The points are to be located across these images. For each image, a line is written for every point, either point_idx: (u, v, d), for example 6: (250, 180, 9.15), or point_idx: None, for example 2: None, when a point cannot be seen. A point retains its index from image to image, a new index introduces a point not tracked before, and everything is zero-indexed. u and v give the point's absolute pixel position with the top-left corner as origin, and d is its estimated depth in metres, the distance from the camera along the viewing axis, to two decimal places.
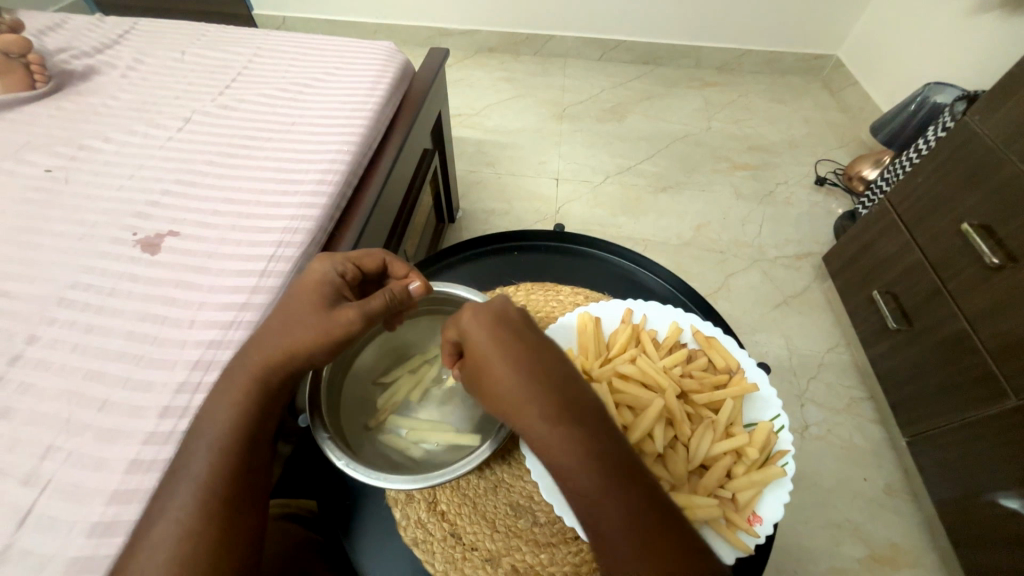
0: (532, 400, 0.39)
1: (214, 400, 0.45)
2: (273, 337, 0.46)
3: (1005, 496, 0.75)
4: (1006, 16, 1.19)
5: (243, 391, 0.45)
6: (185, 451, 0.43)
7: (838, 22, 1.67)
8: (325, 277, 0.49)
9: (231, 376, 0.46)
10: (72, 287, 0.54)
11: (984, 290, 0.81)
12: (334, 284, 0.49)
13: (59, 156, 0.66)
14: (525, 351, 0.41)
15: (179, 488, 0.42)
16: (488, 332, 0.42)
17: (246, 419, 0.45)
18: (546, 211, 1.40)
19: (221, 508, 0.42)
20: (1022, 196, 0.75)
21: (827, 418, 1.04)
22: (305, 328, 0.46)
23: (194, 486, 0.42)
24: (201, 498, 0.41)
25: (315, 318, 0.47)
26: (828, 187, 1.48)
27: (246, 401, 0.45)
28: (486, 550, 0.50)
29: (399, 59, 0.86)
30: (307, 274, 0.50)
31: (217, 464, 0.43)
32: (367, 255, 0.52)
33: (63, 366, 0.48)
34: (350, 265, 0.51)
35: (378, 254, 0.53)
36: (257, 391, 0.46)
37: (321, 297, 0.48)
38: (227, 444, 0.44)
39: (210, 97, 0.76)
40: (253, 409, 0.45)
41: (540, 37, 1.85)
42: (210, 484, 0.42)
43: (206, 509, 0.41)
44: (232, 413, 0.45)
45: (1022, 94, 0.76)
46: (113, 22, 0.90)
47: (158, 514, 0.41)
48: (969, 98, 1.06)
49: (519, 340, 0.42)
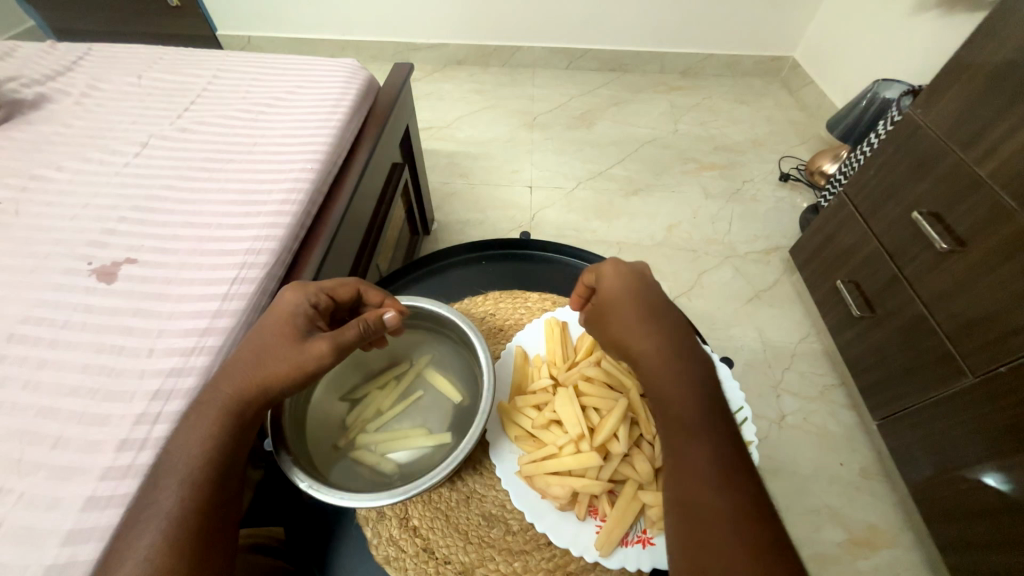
0: (650, 337, 0.48)
1: (184, 433, 0.44)
2: (246, 368, 0.46)
3: (972, 471, 0.78)
4: (943, 14, 1.26)
5: (217, 421, 0.44)
6: (154, 487, 0.42)
7: (792, 24, 1.74)
8: (298, 308, 0.49)
9: (201, 406, 0.45)
10: (24, 321, 0.52)
11: (937, 274, 0.84)
12: (306, 315, 0.49)
13: (8, 188, 0.64)
14: (651, 307, 0.50)
15: (146, 526, 0.40)
16: (627, 287, 0.50)
17: (219, 451, 0.44)
18: (521, 219, 1.41)
19: (193, 545, 0.40)
20: (965, 183, 0.79)
21: (801, 407, 1.07)
22: (277, 360, 0.46)
23: (164, 523, 0.40)
24: (170, 535, 0.39)
25: (287, 351, 0.46)
26: (792, 182, 1.53)
27: (220, 433, 0.44)
28: (460, 562, 0.49)
29: (363, 76, 0.86)
30: (280, 302, 0.49)
31: (187, 499, 0.41)
32: (340, 284, 0.52)
33: (14, 405, 0.46)
34: (324, 295, 0.51)
35: (351, 282, 0.52)
36: (230, 420, 0.45)
37: (292, 328, 0.47)
38: (199, 477, 0.42)
39: (168, 121, 0.75)
40: (227, 439, 0.44)
41: (508, 49, 1.88)
42: (179, 522, 0.40)
43: (177, 546, 0.39)
44: (203, 446, 0.43)
45: (959, 87, 0.81)
46: (65, 48, 0.88)
47: (125, 556, 0.39)
48: (914, 93, 1.12)
49: (652, 300, 0.50)
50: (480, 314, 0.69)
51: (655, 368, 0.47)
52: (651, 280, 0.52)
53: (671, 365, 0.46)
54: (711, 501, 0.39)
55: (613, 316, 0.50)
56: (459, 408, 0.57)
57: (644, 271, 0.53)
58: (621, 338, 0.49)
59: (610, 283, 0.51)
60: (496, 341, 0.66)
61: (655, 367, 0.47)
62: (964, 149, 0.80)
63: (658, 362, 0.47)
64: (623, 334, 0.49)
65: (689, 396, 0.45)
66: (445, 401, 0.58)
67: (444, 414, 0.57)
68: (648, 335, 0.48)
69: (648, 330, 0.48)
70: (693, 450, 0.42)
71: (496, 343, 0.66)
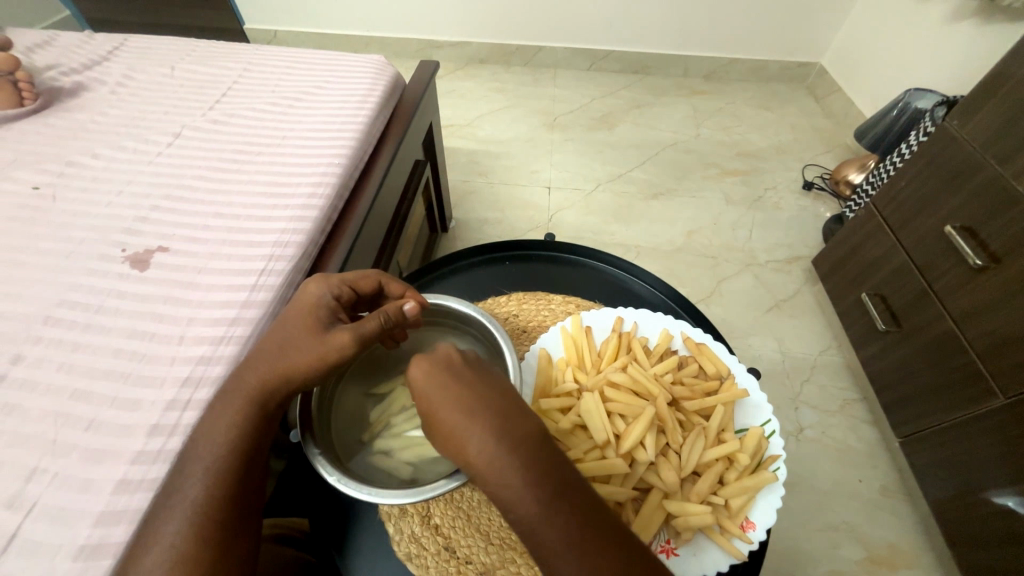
0: (473, 443, 0.37)
1: (210, 422, 0.45)
2: (271, 358, 0.46)
3: (1000, 494, 0.76)
4: (981, 23, 1.23)
5: (243, 411, 0.45)
6: (181, 473, 0.43)
7: (821, 30, 1.71)
8: (323, 299, 0.49)
9: (226, 396, 0.45)
10: (59, 305, 0.53)
11: (969, 291, 0.82)
12: (329, 306, 0.49)
13: (47, 173, 0.66)
14: (472, 402, 0.39)
15: (173, 512, 0.41)
16: (435, 386, 0.40)
17: (243, 439, 0.44)
18: (539, 220, 1.41)
19: (219, 533, 0.40)
20: (1002, 198, 0.77)
21: (821, 420, 1.05)
22: (301, 351, 0.46)
23: (190, 510, 0.41)
24: (196, 522, 0.40)
25: (311, 341, 0.46)
26: (816, 191, 1.50)
27: (245, 420, 0.44)
28: (481, 563, 0.49)
29: (391, 72, 0.87)
30: (305, 292, 0.50)
31: (212, 487, 0.42)
32: (363, 276, 0.52)
33: (49, 386, 0.48)
34: (346, 287, 0.51)
35: (373, 275, 0.52)
36: (255, 411, 0.45)
37: (317, 320, 0.47)
38: (224, 466, 0.43)
39: (199, 112, 0.76)
40: (252, 429, 0.45)
41: (530, 48, 1.87)
42: (205, 509, 0.41)
43: (203, 532, 0.40)
44: (228, 434, 0.44)
45: (999, 98, 0.78)
46: (102, 38, 0.90)
47: (153, 540, 0.39)
48: (949, 103, 1.09)
49: (471, 390, 0.40)
50: (505, 314, 0.68)
51: (498, 485, 0.37)
52: (457, 360, 0.42)
53: (508, 475, 0.36)
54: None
55: (438, 420, 0.39)
56: None
57: (449, 354, 0.43)
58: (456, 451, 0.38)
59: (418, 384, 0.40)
60: (519, 343, 0.66)
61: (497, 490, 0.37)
62: (1001, 164, 0.78)
63: (496, 470, 0.36)
64: (455, 446, 0.38)
65: (544, 513, 0.35)
66: None
67: None
68: (480, 447, 0.37)
69: (478, 439, 0.37)
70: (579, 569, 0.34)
71: (521, 344, 0.65)
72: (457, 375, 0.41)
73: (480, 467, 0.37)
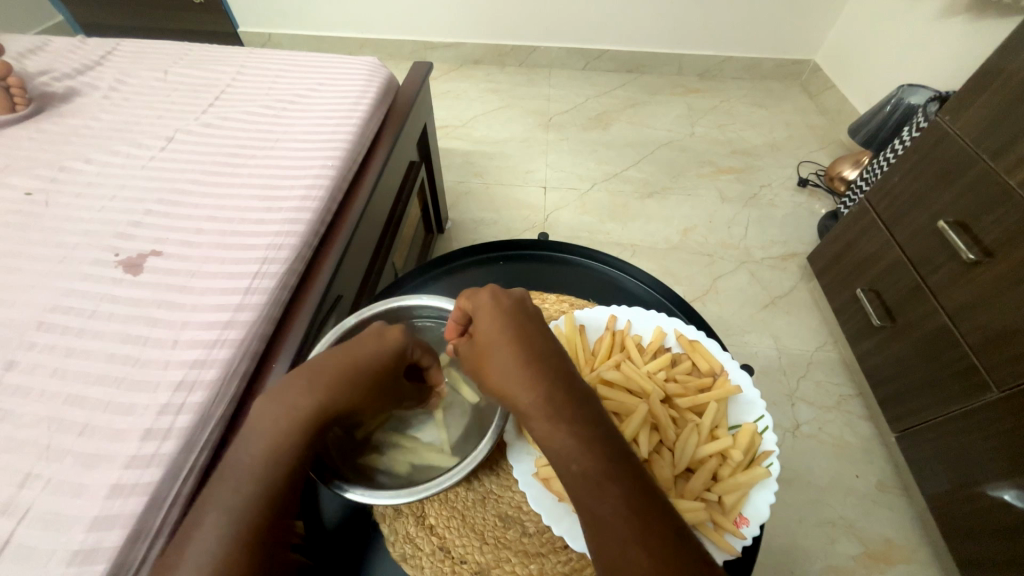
0: (523, 378, 0.43)
1: (254, 430, 0.45)
2: (337, 383, 0.48)
3: (996, 488, 0.76)
4: (972, 19, 1.23)
5: (292, 423, 0.46)
6: (222, 479, 0.43)
7: (814, 28, 1.71)
8: (407, 348, 0.51)
9: (275, 406, 0.46)
10: (53, 310, 0.53)
11: (963, 285, 0.82)
12: (400, 363, 0.51)
13: (40, 178, 0.66)
14: (530, 347, 0.44)
15: (209, 532, 0.41)
16: (497, 327, 0.45)
17: (289, 467, 0.45)
18: (535, 220, 1.41)
19: (255, 557, 0.41)
20: (995, 193, 0.78)
21: (818, 416, 1.05)
22: (370, 389, 0.49)
23: (232, 519, 0.42)
24: (235, 547, 0.41)
25: (370, 394, 0.49)
26: (811, 188, 1.50)
27: (291, 447, 0.45)
28: (476, 562, 0.50)
29: (383, 74, 0.87)
30: (387, 340, 0.50)
31: (252, 513, 0.42)
32: (431, 347, 0.54)
33: (43, 392, 0.48)
34: (419, 350, 0.53)
35: (437, 350, 0.55)
36: (309, 428, 0.46)
37: (397, 367, 0.50)
38: (265, 493, 0.43)
39: (192, 116, 0.76)
40: (301, 443, 0.46)
41: (525, 48, 1.87)
42: (245, 533, 0.41)
43: (240, 559, 0.40)
44: (270, 460, 0.44)
45: (990, 94, 0.79)
46: (95, 43, 0.90)
47: (187, 561, 0.40)
48: (942, 99, 1.09)
49: (528, 339, 0.45)
50: None
51: (540, 418, 0.42)
52: (528, 308, 0.48)
53: (552, 409, 0.42)
54: (636, 567, 0.35)
55: (490, 360, 0.44)
56: (475, 411, 0.56)
57: (521, 301, 0.48)
58: (501, 388, 0.44)
59: (479, 325, 0.46)
60: None
61: (542, 423, 0.42)
62: (993, 159, 0.78)
63: (540, 402, 0.42)
64: (502, 383, 0.44)
65: (583, 447, 0.40)
66: (462, 402, 0.56)
67: (459, 416, 0.55)
68: (530, 385, 0.42)
69: (532, 379, 0.43)
70: (598, 496, 0.38)
71: None
72: (524, 320, 0.47)
73: (524, 404, 0.42)
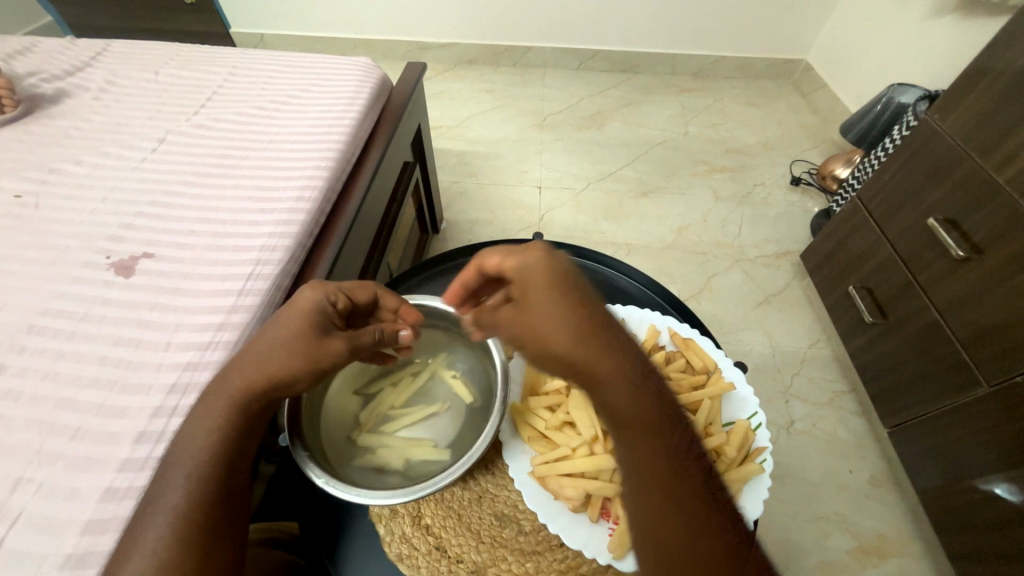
0: (580, 326, 0.40)
1: (192, 426, 0.44)
2: (258, 360, 0.45)
3: (986, 481, 0.77)
4: (961, 18, 1.25)
5: (223, 414, 0.44)
6: (159, 479, 0.42)
7: (806, 27, 1.72)
8: (320, 305, 0.48)
9: (208, 399, 0.44)
10: (44, 313, 0.53)
11: (952, 281, 0.83)
12: (326, 312, 0.48)
13: (29, 180, 0.65)
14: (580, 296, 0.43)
15: (155, 519, 0.40)
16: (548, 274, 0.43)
17: (226, 441, 0.43)
18: (530, 220, 1.41)
19: (201, 536, 0.40)
20: (983, 190, 0.79)
21: (811, 412, 1.06)
22: (289, 355, 0.45)
23: (171, 516, 0.40)
24: (180, 527, 0.39)
25: (301, 344, 0.45)
26: (804, 186, 1.51)
27: (227, 423, 0.44)
28: (472, 561, 0.50)
29: (376, 75, 0.86)
30: (299, 298, 0.48)
31: (195, 493, 0.41)
32: (359, 286, 0.51)
33: (34, 396, 0.47)
34: (342, 295, 0.49)
35: (369, 286, 0.51)
36: (235, 416, 0.44)
37: (311, 326, 0.46)
38: (204, 473, 0.42)
39: (184, 117, 0.75)
40: (233, 434, 0.44)
41: (519, 49, 1.88)
42: (189, 514, 0.40)
43: (184, 540, 0.39)
44: (208, 440, 0.43)
45: (979, 91, 0.80)
46: (85, 44, 0.89)
47: (133, 550, 0.39)
48: (931, 98, 1.11)
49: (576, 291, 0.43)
50: None
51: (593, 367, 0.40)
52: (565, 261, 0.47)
53: (605, 360, 0.40)
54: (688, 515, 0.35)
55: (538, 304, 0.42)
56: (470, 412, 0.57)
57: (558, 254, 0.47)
58: (547, 331, 0.40)
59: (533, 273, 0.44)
60: None
61: (594, 370, 0.40)
62: (982, 156, 0.79)
63: (597, 353, 0.40)
64: (552, 326, 0.40)
65: (634, 395, 0.39)
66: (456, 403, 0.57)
67: (453, 417, 0.56)
68: (581, 332, 0.40)
69: (585, 329, 0.40)
70: (648, 449, 0.38)
71: None
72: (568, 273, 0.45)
73: (580, 353, 0.40)
